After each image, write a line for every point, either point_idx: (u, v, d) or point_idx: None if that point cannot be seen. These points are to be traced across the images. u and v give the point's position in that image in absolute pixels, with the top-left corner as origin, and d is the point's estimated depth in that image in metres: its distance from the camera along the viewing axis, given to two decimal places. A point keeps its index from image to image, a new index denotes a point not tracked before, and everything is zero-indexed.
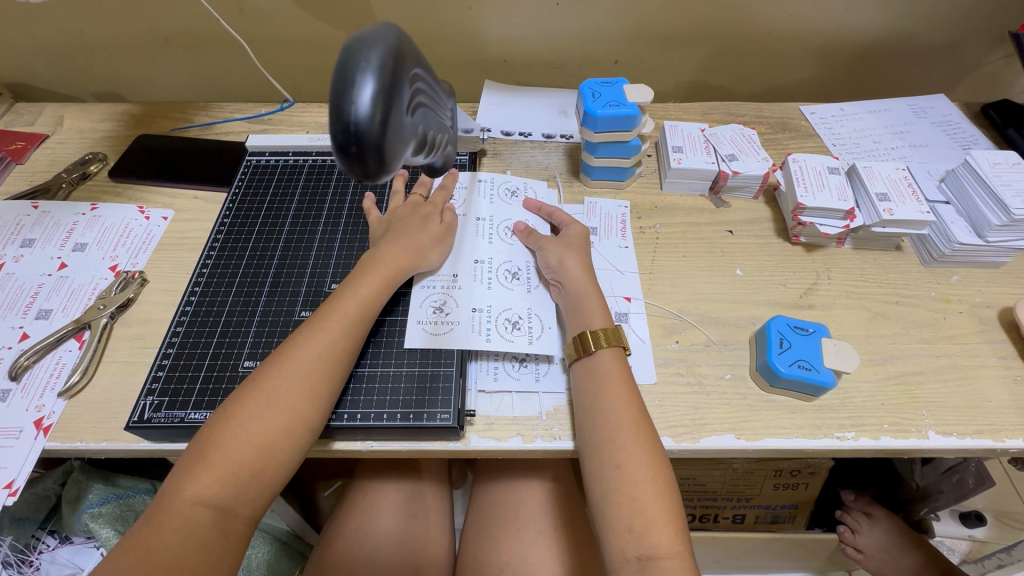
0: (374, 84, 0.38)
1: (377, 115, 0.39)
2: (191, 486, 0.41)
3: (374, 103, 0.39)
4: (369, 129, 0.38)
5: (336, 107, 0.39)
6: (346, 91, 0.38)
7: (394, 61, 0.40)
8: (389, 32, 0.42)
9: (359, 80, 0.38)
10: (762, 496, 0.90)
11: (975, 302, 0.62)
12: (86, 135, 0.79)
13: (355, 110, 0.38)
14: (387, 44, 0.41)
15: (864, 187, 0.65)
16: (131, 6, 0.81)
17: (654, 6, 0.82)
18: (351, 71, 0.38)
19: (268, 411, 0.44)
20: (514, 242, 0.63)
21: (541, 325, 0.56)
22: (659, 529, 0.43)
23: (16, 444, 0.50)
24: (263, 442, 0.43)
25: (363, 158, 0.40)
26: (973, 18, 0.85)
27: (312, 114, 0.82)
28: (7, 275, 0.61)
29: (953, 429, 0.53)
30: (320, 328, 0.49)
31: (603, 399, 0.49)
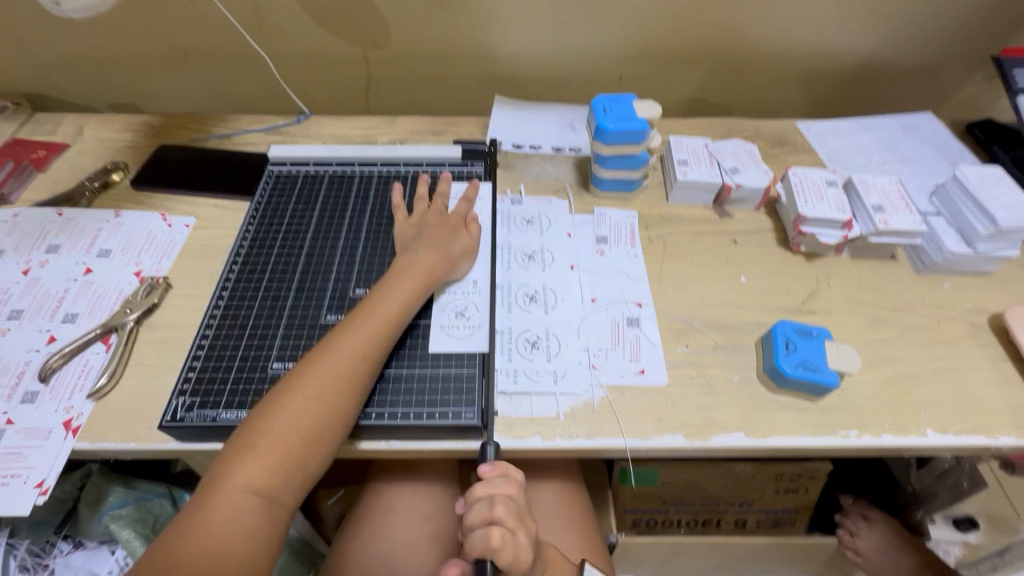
0: None
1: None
2: (240, 475, 0.44)
3: None
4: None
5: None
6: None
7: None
8: None
9: None
10: (764, 501, 0.92)
11: (966, 308, 0.65)
12: (106, 145, 0.80)
13: None
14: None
15: (860, 199, 0.68)
16: (154, 21, 0.84)
17: (657, 28, 0.86)
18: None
19: (313, 404, 0.47)
20: (531, 265, 0.67)
21: (557, 342, 0.60)
22: None
23: (46, 444, 0.52)
24: (307, 434, 0.46)
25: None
26: (956, 42, 0.90)
27: (328, 127, 0.84)
28: (33, 280, 0.63)
29: (950, 427, 0.55)
30: (357, 326, 0.52)
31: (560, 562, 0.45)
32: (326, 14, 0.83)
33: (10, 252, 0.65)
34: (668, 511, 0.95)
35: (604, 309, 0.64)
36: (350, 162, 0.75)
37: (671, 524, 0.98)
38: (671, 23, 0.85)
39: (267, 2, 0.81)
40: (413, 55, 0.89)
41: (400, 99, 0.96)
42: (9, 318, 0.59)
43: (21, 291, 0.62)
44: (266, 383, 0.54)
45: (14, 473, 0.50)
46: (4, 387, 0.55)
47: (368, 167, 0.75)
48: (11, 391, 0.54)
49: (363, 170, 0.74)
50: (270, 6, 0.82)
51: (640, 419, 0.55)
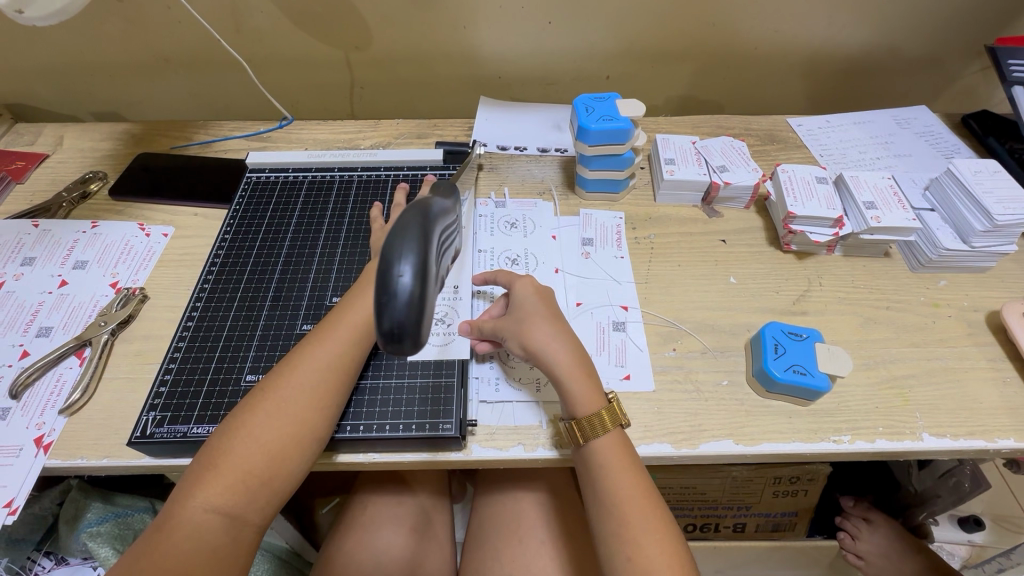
0: (416, 258, 0.35)
1: (422, 296, 0.35)
2: (202, 492, 0.42)
3: (416, 280, 0.35)
4: (410, 313, 0.35)
5: (378, 294, 0.35)
6: (385, 278, 0.35)
7: (431, 225, 0.38)
8: (435, 198, 0.41)
9: (399, 259, 0.35)
10: (762, 504, 0.90)
11: (963, 306, 0.63)
12: (86, 155, 0.79)
13: (396, 294, 0.34)
14: (418, 221, 0.37)
15: (852, 196, 0.66)
16: (132, 29, 0.83)
17: (644, 24, 0.84)
18: (390, 253, 0.35)
19: (278, 420, 0.45)
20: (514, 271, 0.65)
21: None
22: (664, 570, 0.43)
23: (16, 462, 0.50)
24: (271, 450, 0.45)
25: (404, 344, 0.36)
26: (950, 32, 0.88)
27: (310, 132, 0.83)
28: (7, 293, 0.62)
29: (946, 430, 0.54)
30: (327, 338, 0.50)
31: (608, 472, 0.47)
32: (306, 17, 0.82)
33: None
34: None
35: (589, 313, 0.62)
36: (331, 167, 0.74)
37: None
38: (657, 19, 0.84)
39: (246, 6, 0.80)
40: (396, 57, 0.87)
41: (385, 101, 0.95)
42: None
43: None
44: (238, 396, 0.52)
45: None
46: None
47: (349, 172, 0.73)
48: None
49: (343, 175, 0.73)
50: (249, 10, 0.80)
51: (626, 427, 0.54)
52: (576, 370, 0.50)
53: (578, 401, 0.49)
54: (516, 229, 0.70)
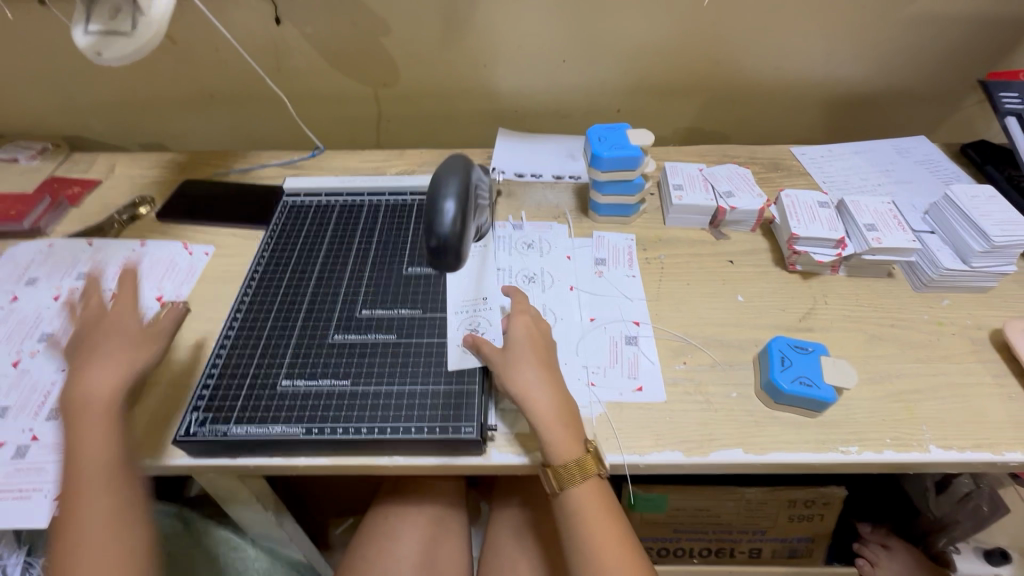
0: (454, 201, 0.51)
1: (461, 220, 0.51)
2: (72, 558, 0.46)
3: (454, 215, 0.50)
4: (452, 230, 0.50)
5: (429, 216, 0.51)
6: (437, 205, 0.50)
7: (468, 175, 0.54)
8: (459, 157, 0.54)
9: (443, 200, 0.50)
10: (777, 529, 0.90)
11: (966, 324, 0.65)
12: (135, 181, 0.86)
13: (442, 224, 0.50)
14: (460, 165, 0.53)
15: (853, 219, 0.70)
16: (183, 68, 0.91)
17: (652, 62, 0.90)
18: (440, 187, 0.51)
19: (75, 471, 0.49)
20: (530, 288, 0.69)
21: (557, 361, 0.62)
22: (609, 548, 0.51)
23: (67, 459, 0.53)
24: (108, 541, 0.47)
25: (447, 255, 0.51)
26: (944, 68, 0.93)
27: (341, 161, 0.89)
28: (64, 305, 0.67)
29: (953, 443, 0.55)
30: (91, 426, 0.50)
31: (590, 525, 0.52)
32: (341, 57, 0.89)
33: (44, 280, 0.69)
34: (680, 539, 0.94)
35: (603, 327, 0.65)
36: (360, 192, 0.79)
37: (682, 552, 0.96)
38: (665, 56, 0.90)
39: (287, 48, 0.88)
40: (421, 92, 0.94)
41: (409, 134, 1.01)
42: (40, 341, 0.63)
43: (51, 316, 0.65)
44: (275, 399, 0.56)
45: (36, 487, 0.52)
46: (31, 405, 0.57)
47: (377, 196, 0.79)
48: (37, 409, 0.57)
49: (372, 199, 0.78)
50: (290, 51, 0.88)
51: (638, 435, 0.56)
52: (554, 420, 0.52)
53: (555, 449, 0.52)
54: (534, 252, 0.73)
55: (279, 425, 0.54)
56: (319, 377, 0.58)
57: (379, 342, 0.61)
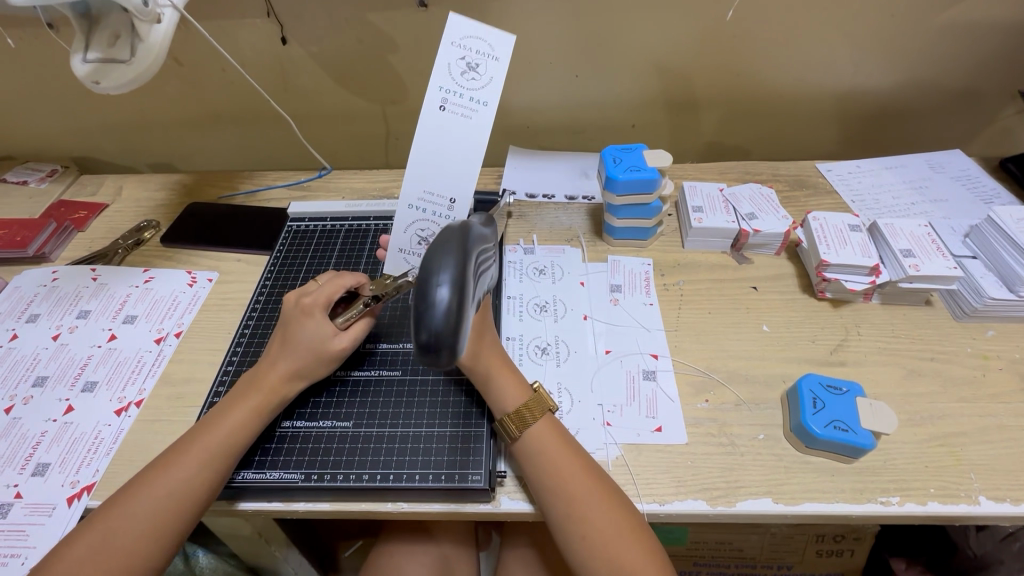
0: (451, 281, 0.37)
1: (459, 309, 0.37)
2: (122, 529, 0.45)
3: (450, 300, 0.37)
4: (446, 325, 0.37)
5: (417, 303, 0.38)
6: (427, 289, 0.37)
7: (472, 245, 0.39)
8: (457, 223, 0.40)
9: (435, 281, 0.37)
10: (805, 564, 0.85)
11: (1014, 358, 0.60)
12: (141, 204, 0.85)
13: (433, 313, 0.37)
14: (460, 234, 0.39)
15: (888, 244, 0.65)
16: (190, 88, 0.90)
17: (669, 76, 0.87)
18: (431, 267, 0.37)
19: (187, 457, 0.48)
20: (543, 318, 0.66)
21: (571, 399, 0.58)
22: (597, 514, 0.47)
23: (49, 521, 0.51)
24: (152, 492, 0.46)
25: (440, 351, 0.38)
26: (981, 77, 0.88)
27: (348, 181, 0.87)
28: (61, 345, 0.65)
29: (1006, 494, 0.50)
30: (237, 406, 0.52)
31: (554, 461, 0.49)
32: (348, 76, 0.87)
33: (45, 317, 0.68)
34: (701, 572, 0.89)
35: (619, 360, 0.62)
36: (367, 217, 0.77)
37: None
38: (682, 70, 0.86)
39: (294, 67, 0.86)
40: None
41: None
42: (33, 386, 0.61)
43: (48, 358, 0.64)
44: (273, 441, 0.53)
45: (14, 552, 0.49)
46: (19, 458, 0.55)
47: (384, 220, 0.76)
48: (23, 463, 0.55)
49: (379, 223, 0.76)
50: (296, 71, 0.87)
51: (658, 481, 0.52)
52: (501, 365, 0.54)
53: (503, 398, 0.52)
54: (547, 281, 0.70)
55: (277, 471, 0.51)
56: (320, 418, 0.55)
57: (384, 379, 0.58)
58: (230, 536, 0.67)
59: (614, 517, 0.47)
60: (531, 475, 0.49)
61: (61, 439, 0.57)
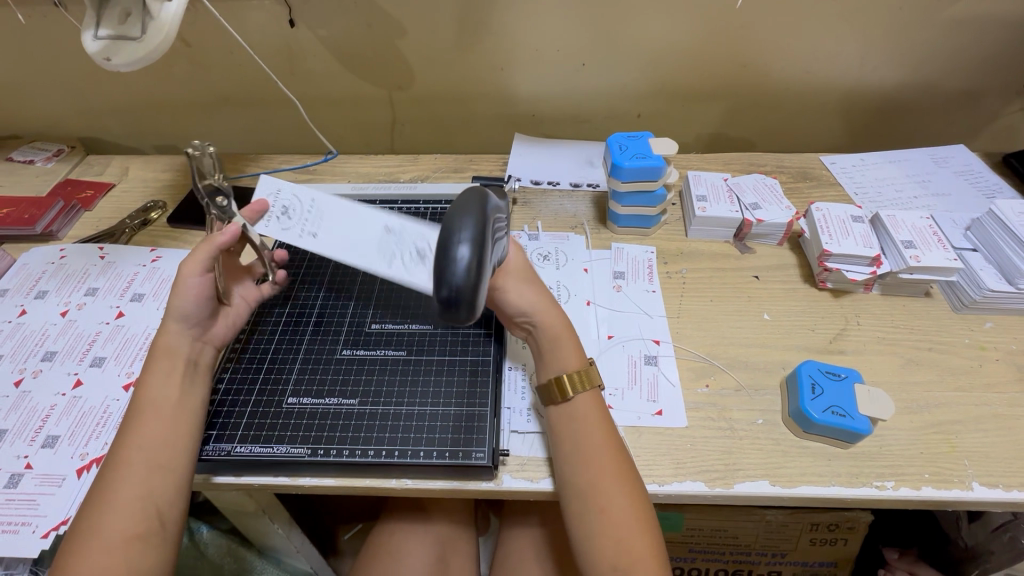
0: (472, 240, 0.40)
1: (479, 266, 0.40)
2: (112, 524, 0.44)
3: (472, 258, 0.40)
4: (467, 281, 0.40)
5: (439, 261, 0.40)
6: (449, 248, 0.40)
7: (489, 211, 0.43)
8: (475, 191, 0.43)
9: (457, 241, 0.40)
10: (798, 552, 0.87)
11: (1011, 350, 0.61)
12: (147, 185, 0.85)
13: (455, 269, 0.39)
14: (478, 200, 0.42)
15: (889, 235, 0.66)
16: (197, 70, 0.90)
17: (675, 66, 0.87)
18: (452, 228, 0.40)
19: (136, 446, 0.47)
20: None
21: None
22: (616, 492, 0.48)
23: (59, 491, 0.52)
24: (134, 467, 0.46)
25: (459, 309, 0.40)
26: (986, 73, 0.88)
27: (354, 166, 0.88)
28: (69, 322, 0.66)
29: (999, 480, 0.51)
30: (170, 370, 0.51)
31: (585, 435, 0.50)
32: (356, 60, 0.87)
33: (53, 293, 0.69)
34: (695, 559, 0.91)
35: (621, 346, 0.62)
36: (372, 200, 0.77)
37: (695, 571, 0.93)
38: (689, 60, 0.86)
39: (301, 50, 0.86)
40: (436, 97, 0.92)
41: (423, 137, 0.99)
42: (42, 360, 0.62)
43: (56, 333, 0.64)
44: (281, 417, 0.54)
45: (25, 521, 0.50)
46: (29, 430, 0.56)
47: (389, 204, 0.77)
48: (33, 435, 0.56)
49: (384, 207, 0.76)
50: (303, 54, 0.87)
51: (658, 463, 0.53)
52: (562, 331, 0.55)
53: (560, 360, 0.54)
54: (551, 267, 0.71)
55: (283, 446, 0.52)
56: (326, 395, 0.56)
57: (389, 358, 0.59)
58: (233, 513, 0.68)
59: (630, 498, 0.48)
60: (563, 443, 0.51)
61: (70, 412, 0.57)
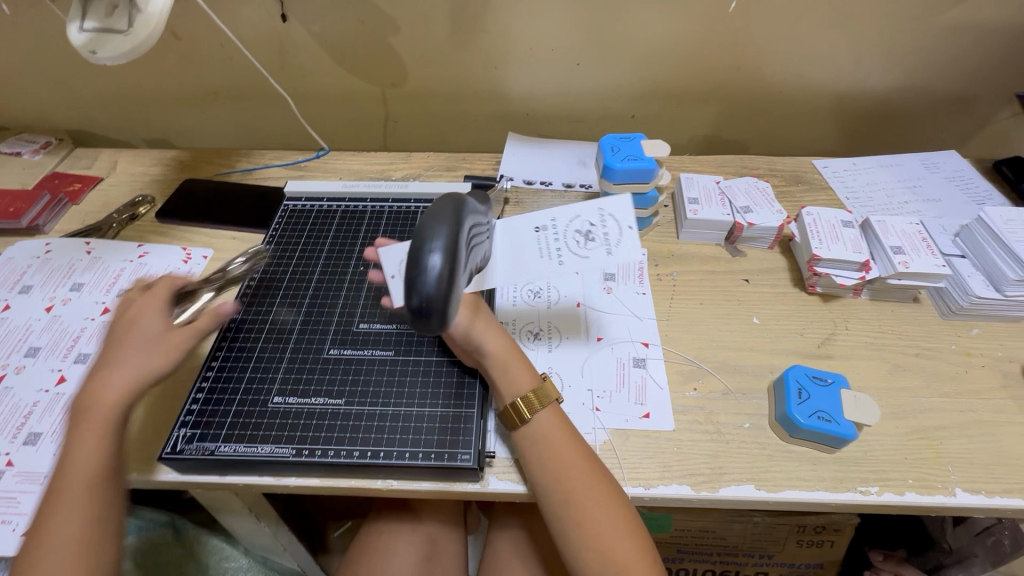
0: (444, 248, 0.39)
1: (451, 275, 0.39)
2: (60, 528, 0.43)
3: (444, 267, 0.39)
4: (437, 291, 0.38)
5: (410, 271, 0.39)
6: (419, 257, 0.39)
7: (464, 214, 0.41)
8: (449, 194, 0.42)
9: (427, 249, 0.39)
10: (785, 554, 0.87)
11: (997, 356, 0.61)
12: (136, 179, 0.84)
13: (427, 279, 0.38)
14: (452, 206, 0.41)
15: (879, 240, 0.66)
16: (187, 64, 0.89)
17: (670, 67, 0.87)
18: (423, 236, 0.39)
19: (106, 452, 0.46)
20: (537, 304, 0.66)
21: (561, 383, 0.59)
22: (591, 503, 0.48)
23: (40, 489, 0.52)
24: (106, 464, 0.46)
25: (430, 321, 0.39)
26: (978, 79, 0.88)
27: (346, 163, 0.87)
28: (54, 317, 0.65)
29: (981, 486, 0.52)
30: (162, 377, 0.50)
31: (554, 449, 0.50)
32: (347, 56, 0.87)
33: (38, 288, 0.68)
34: (683, 560, 0.91)
35: (610, 347, 0.62)
36: (363, 198, 0.77)
37: (684, 571, 0.94)
38: (683, 62, 0.86)
39: (293, 45, 0.85)
40: (429, 94, 0.92)
41: (417, 134, 0.99)
42: (26, 356, 0.61)
43: (41, 329, 0.64)
44: (265, 417, 0.54)
45: (5, 519, 0.50)
46: (11, 426, 0.55)
47: (381, 202, 0.76)
48: (15, 432, 0.55)
49: (375, 205, 0.76)
50: (295, 49, 0.86)
51: (644, 466, 0.53)
52: (511, 351, 0.54)
53: (512, 383, 0.53)
54: None
55: (268, 445, 0.52)
56: (312, 395, 0.56)
57: (377, 358, 0.59)
58: (219, 511, 0.68)
59: (607, 507, 0.48)
60: (530, 460, 0.50)
61: (53, 409, 0.57)
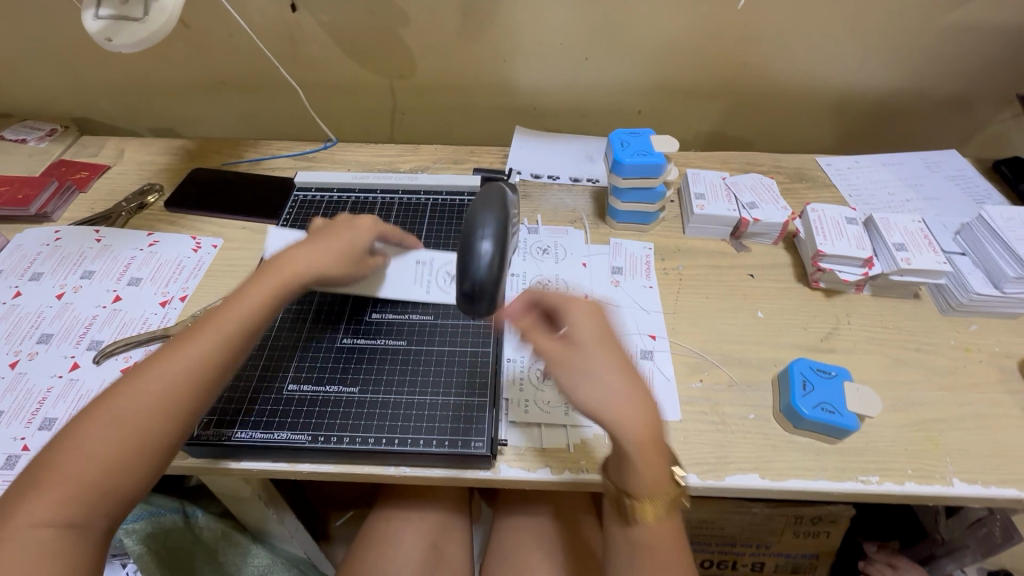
0: (493, 238, 0.48)
1: (499, 259, 0.48)
2: (38, 511, 0.39)
3: (493, 253, 0.48)
4: (489, 275, 0.47)
5: (465, 258, 0.48)
6: (473, 246, 0.47)
7: (507, 210, 0.51)
8: (496, 192, 0.52)
9: (480, 238, 0.48)
10: (782, 544, 0.89)
11: (994, 352, 0.63)
12: (144, 167, 0.84)
13: (480, 264, 0.47)
14: (499, 201, 0.50)
15: (882, 238, 0.67)
16: (195, 52, 0.89)
17: (678, 62, 0.87)
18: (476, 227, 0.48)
19: (99, 426, 0.42)
20: None
21: None
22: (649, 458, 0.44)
23: None
24: (107, 451, 0.41)
25: (482, 302, 0.48)
26: (980, 80, 0.89)
27: (354, 154, 0.87)
28: (65, 304, 0.65)
29: (978, 477, 0.53)
30: (194, 341, 0.46)
31: (626, 392, 0.43)
32: (357, 47, 0.87)
33: (49, 275, 0.68)
34: None
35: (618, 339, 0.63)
36: (373, 188, 0.77)
37: None
38: (691, 58, 0.87)
39: (303, 35, 0.85)
40: (437, 86, 0.92)
41: (424, 127, 0.99)
42: (39, 342, 0.61)
43: (53, 316, 0.64)
44: (281, 404, 0.55)
45: None
46: (26, 411, 0.56)
47: (391, 193, 0.77)
48: (30, 417, 0.56)
49: (385, 196, 0.77)
50: (305, 39, 0.86)
51: None
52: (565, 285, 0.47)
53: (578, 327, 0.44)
54: (552, 263, 0.71)
55: (284, 432, 0.53)
56: (326, 383, 0.56)
57: (390, 348, 0.59)
58: (230, 498, 0.69)
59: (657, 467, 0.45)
60: (601, 400, 0.42)
61: (67, 394, 0.57)
